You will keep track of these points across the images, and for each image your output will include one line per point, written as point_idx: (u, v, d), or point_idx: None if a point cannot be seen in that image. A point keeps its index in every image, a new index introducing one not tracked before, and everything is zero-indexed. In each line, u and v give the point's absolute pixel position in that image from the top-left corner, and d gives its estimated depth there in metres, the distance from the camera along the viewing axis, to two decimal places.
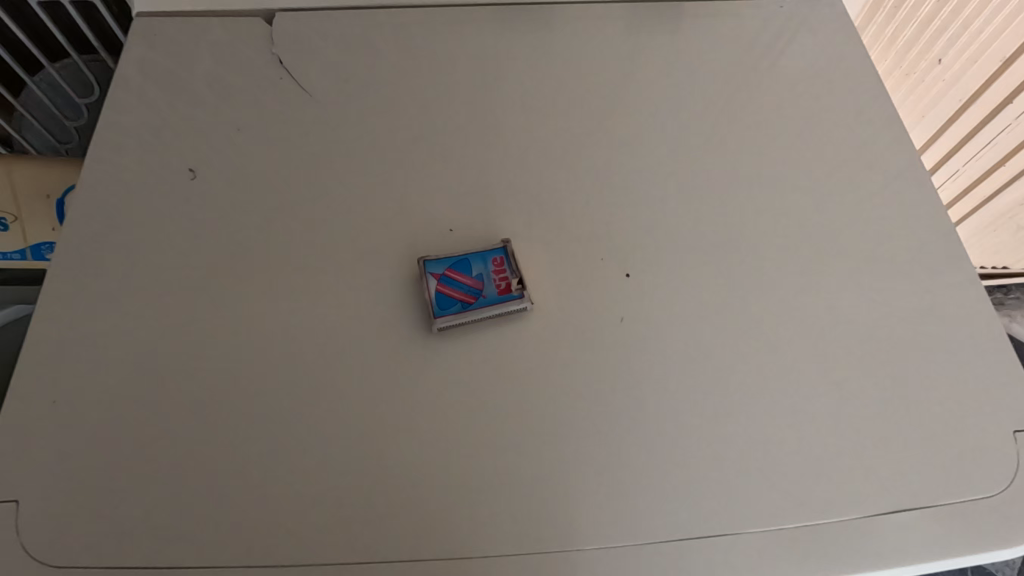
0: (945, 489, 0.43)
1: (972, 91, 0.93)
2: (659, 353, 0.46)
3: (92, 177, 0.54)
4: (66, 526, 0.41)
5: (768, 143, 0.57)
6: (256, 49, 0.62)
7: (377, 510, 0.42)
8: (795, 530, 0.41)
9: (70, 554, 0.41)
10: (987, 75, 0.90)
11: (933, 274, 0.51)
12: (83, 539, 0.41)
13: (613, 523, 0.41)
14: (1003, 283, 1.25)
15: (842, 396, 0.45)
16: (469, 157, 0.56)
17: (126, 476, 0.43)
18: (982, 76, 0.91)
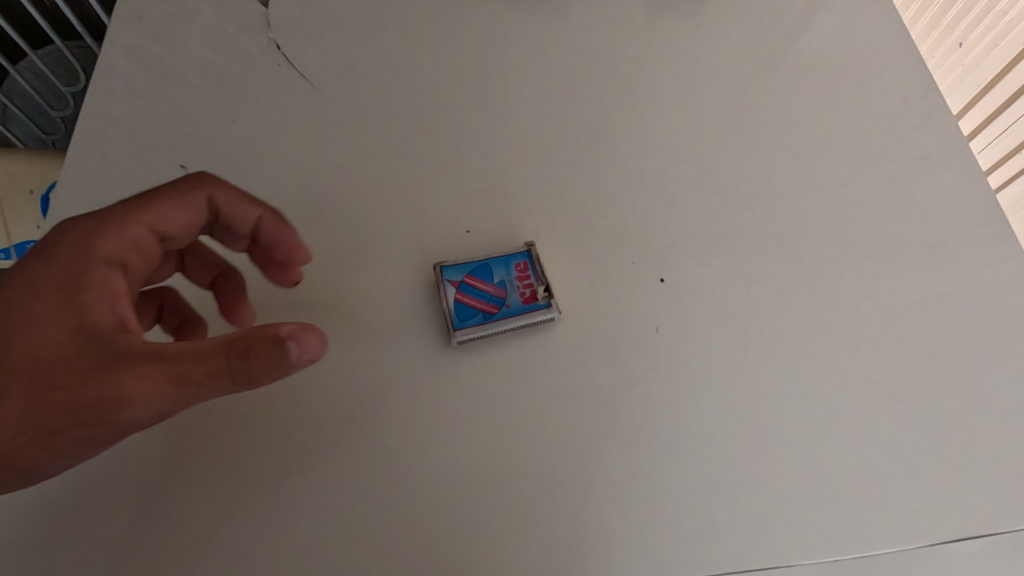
0: (1016, 513, 0.39)
1: (990, 76, 0.85)
2: (695, 364, 0.43)
3: (80, 174, 0.51)
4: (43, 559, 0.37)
5: (805, 133, 0.53)
6: (250, 34, 0.58)
7: (395, 539, 0.38)
8: (854, 562, 0.38)
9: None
10: (1005, 62, 0.83)
11: (996, 274, 0.46)
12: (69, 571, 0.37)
13: (655, 557, 0.37)
14: None
15: (899, 410, 0.41)
16: (484, 152, 0.52)
17: (118, 499, 0.39)
18: (1002, 60, 0.82)
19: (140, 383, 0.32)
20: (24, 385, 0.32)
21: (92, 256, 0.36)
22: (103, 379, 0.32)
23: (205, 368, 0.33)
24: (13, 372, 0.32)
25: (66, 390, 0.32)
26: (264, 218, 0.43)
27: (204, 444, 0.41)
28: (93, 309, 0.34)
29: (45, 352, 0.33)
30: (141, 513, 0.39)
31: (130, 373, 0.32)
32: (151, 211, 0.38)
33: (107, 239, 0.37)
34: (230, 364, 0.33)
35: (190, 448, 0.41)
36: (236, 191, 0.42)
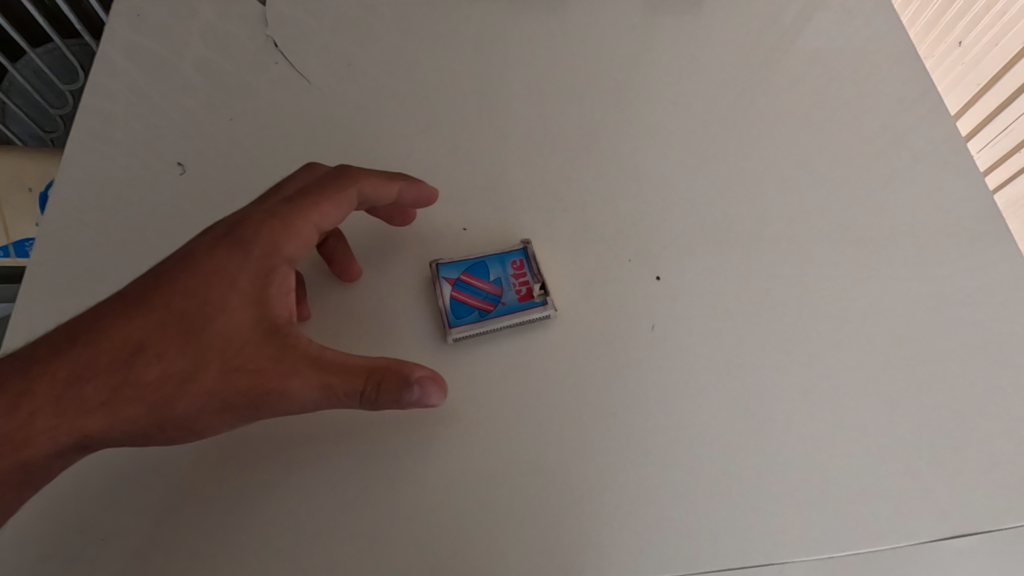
0: (1009, 511, 0.39)
1: (990, 75, 0.85)
2: (689, 361, 0.43)
3: (78, 171, 0.51)
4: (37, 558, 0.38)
5: (801, 131, 0.53)
6: (248, 32, 0.58)
7: (389, 535, 0.38)
8: (846, 559, 0.38)
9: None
10: (1005, 61, 0.82)
11: (990, 273, 0.46)
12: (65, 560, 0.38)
13: (647, 554, 0.38)
14: None
15: (893, 408, 0.41)
16: (481, 150, 0.52)
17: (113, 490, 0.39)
18: (1002, 59, 0.82)
19: (301, 388, 0.37)
20: (209, 367, 0.37)
21: (276, 258, 0.40)
22: (274, 379, 0.37)
23: (352, 385, 0.38)
24: (200, 354, 0.37)
25: (243, 380, 0.37)
26: (405, 191, 0.45)
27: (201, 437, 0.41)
28: (269, 308, 0.39)
29: (228, 341, 0.38)
30: (136, 511, 0.39)
31: (296, 378, 0.37)
32: (321, 214, 0.42)
33: (291, 241, 0.41)
34: (367, 390, 0.38)
35: (183, 446, 0.41)
36: (378, 176, 0.44)
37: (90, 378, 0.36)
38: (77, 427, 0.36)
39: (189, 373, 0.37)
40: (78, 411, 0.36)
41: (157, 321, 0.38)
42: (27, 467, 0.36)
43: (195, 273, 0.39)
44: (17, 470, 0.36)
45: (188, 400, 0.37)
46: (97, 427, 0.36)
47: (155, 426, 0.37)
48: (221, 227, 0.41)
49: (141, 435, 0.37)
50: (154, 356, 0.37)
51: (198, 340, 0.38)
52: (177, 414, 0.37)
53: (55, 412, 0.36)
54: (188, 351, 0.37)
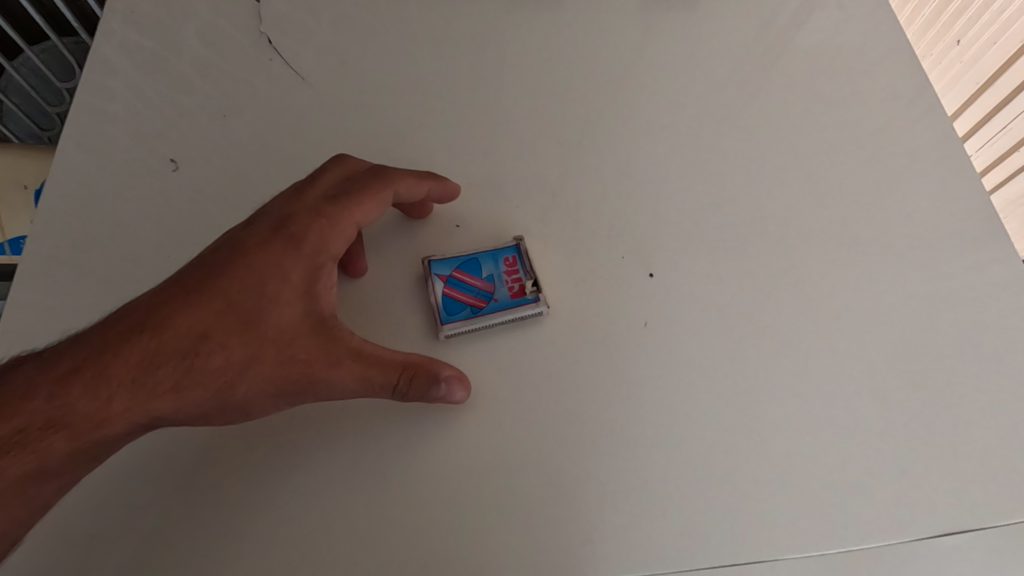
0: (1002, 507, 0.38)
1: (988, 74, 0.85)
2: (682, 358, 0.43)
3: (71, 168, 0.51)
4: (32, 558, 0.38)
5: (795, 128, 0.53)
6: (243, 29, 0.58)
7: (379, 531, 0.38)
8: (838, 556, 0.37)
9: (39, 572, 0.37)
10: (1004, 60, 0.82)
11: (984, 270, 0.46)
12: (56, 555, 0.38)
13: (638, 551, 0.37)
14: None
15: (886, 405, 0.41)
16: (475, 146, 0.52)
17: (106, 486, 0.40)
18: (999, 58, 0.82)
19: (346, 378, 0.39)
20: (266, 355, 0.38)
21: (324, 254, 0.41)
22: (324, 369, 0.38)
23: (389, 377, 0.39)
24: (257, 343, 0.38)
25: (295, 368, 0.38)
26: (433, 191, 0.46)
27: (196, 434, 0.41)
28: (317, 300, 0.40)
29: (281, 332, 0.39)
30: (128, 507, 0.39)
31: (341, 368, 0.39)
32: (362, 211, 0.43)
33: (336, 240, 0.42)
34: (401, 383, 0.39)
35: (182, 443, 0.41)
36: (410, 175, 0.45)
37: (156, 365, 0.37)
38: (148, 411, 0.37)
39: (248, 361, 0.38)
40: (149, 395, 0.37)
41: (215, 311, 0.39)
42: (101, 446, 0.37)
43: (250, 265, 0.40)
44: (93, 449, 0.37)
45: (247, 386, 0.38)
46: (166, 409, 0.37)
47: (216, 409, 0.38)
48: (271, 219, 0.42)
49: (203, 417, 0.38)
50: (216, 347, 0.38)
51: (254, 329, 0.39)
52: (238, 398, 0.38)
53: (128, 396, 0.37)
54: (246, 340, 0.38)
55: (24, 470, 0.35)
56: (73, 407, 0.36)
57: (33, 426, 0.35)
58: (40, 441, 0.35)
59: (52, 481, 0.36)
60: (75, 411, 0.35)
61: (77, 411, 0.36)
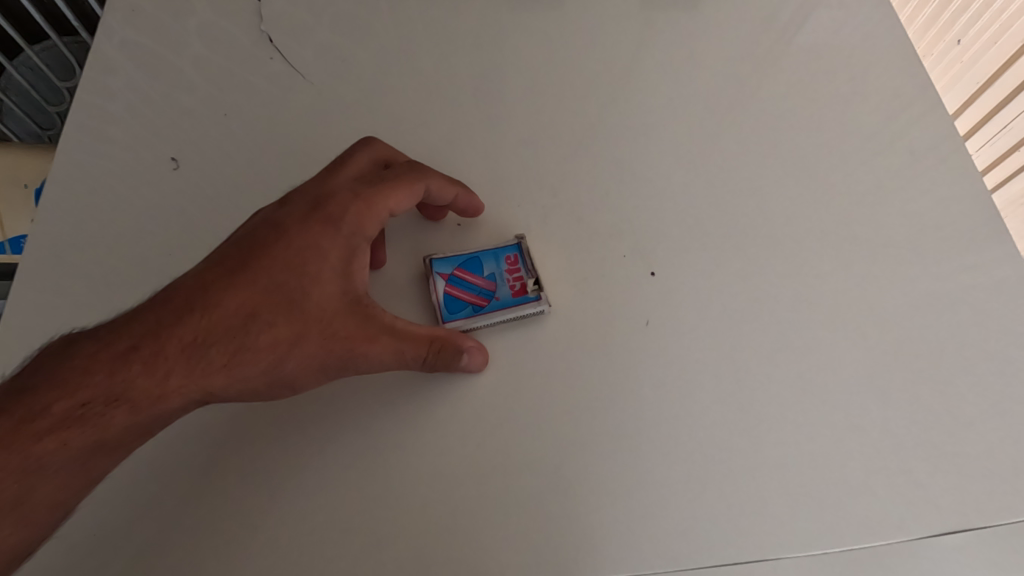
0: (1004, 506, 0.38)
1: (989, 74, 0.85)
2: (683, 356, 0.43)
3: (72, 166, 0.51)
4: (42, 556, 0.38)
5: (797, 127, 0.53)
6: (244, 29, 0.58)
7: (381, 530, 0.38)
8: (840, 556, 0.37)
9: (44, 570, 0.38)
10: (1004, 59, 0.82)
11: (985, 269, 0.46)
12: (60, 553, 0.38)
13: (639, 550, 0.37)
14: None
15: (888, 404, 0.41)
16: (476, 145, 0.52)
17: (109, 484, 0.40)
18: (1000, 58, 0.82)
19: (384, 353, 0.39)
20: (310, 331, 0.38)
21: (360, 234, 0.41)
22: (363, 343, 0.39)
23: (419, 351, 0.40)
24: (301, 320, 0.39)
25: (337, 345, 0.39)
26: (461, 197, 0.46)
27: (197, 430, 0.41)
28: (355, 279, 0.41)
29: (323, 310, 0.39)
30: (131, 504, 0.39)
31: (379, 343, 0.39)
32: (397, 199, 0.43)
33: (370, 220, 0.42)
34: (430, 355, 0.40)
35: (186, 438, 0.41)
36: (442, 177, 0.45)
37: (208, 342, 0.37)
38: (202, 387, 0.37)
39: (294, 338, 0.38)
40: (204, 371, 0.37)
41: (261, 289, 0.39)
42: (156, 421, 0.37)
43: (292, 245, 0.40)
44: (148, 425, 0.36)
45: (294, 362, 0.38)
46: (219, 384, 0.37)
47: (265, 385, 0.38)
48: (309, 198, 0.42)
49: (251, 393, 0.39)
50: (262, 324, 0.38)
51: (297, 307, 0.39)
52: (285, 373, 0.38)
53: (184, 372, 0.37)
54: (291, 317, 0.39)
55: (84, 443, 0.35)
56: (132, 382, 0.36)
57: (96, 401, 0.35)
58: (101, 415, 0.35)
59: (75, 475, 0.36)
60: (133, 385, 0.36)
61: (136, 386, 0.36)
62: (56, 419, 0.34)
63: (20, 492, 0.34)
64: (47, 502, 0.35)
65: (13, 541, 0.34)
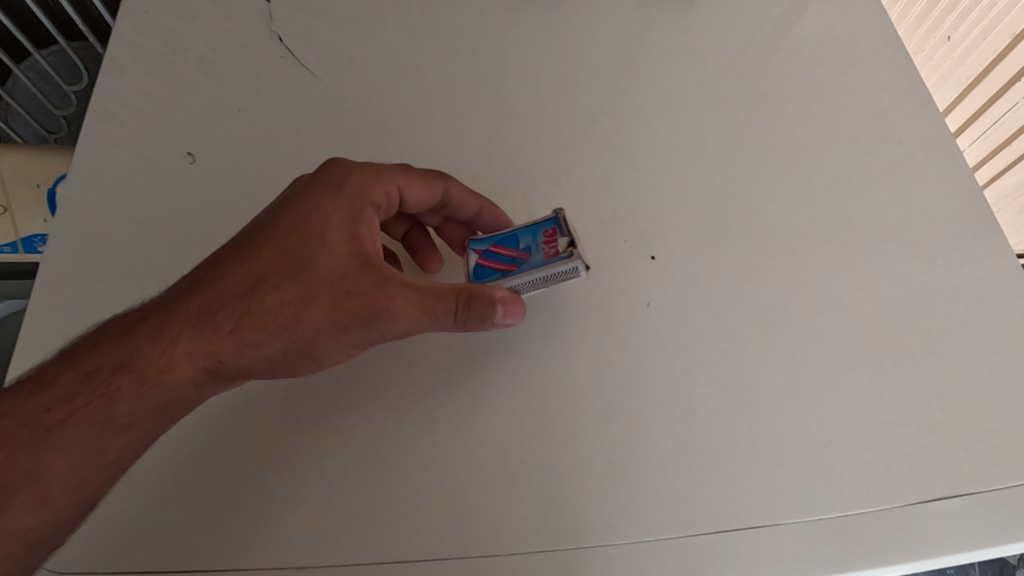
0: (993, 472, 0.40)
1: (980, 68, 0.86)
2: (681, 335, 0.45)
3: (90, 165, 0.53)
4: (70, 546, 0.40)
5: (789, 116, 0.55)
6: (253, 30, 0.60)
7: (397, 505, 0.40)
8: (834, 521, 0.39)
9: (76, 547, 0.40)
10: (994, 55, 0.83)
11: (972, 249, 0.47)
12: (92, 533, 0.40)
13: (643, 517, 0.39)
14: None
15: (879, 378, 0.43)
16: (481, 139, 0.54)
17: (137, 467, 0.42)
18: (992, 52, 0.83)
19: (405, 308, 0.40)
20: (320, 293, 0.40)
21: (362, 199, 0.43)
22: (380, 300, 0.40)
23: (448, 305, 0.40)
24: (310, 282, 0.40)
25: (355, 305, 0.40)
26: (485, 210, 0.48)
27: (220, 413, 0.43)
28: (363, 241, 0.42)
29: (331, 272, 0.40)
30: (156, 483, 0.41)
31: (399, 299, 0.40)
32: (408, 181, 0.45)
33: (375, 186, 0.44)
34: (460, 308, 0.40)
35: (207, 422, 0.43)
36: (465, 186, 0.47)
37: (215, 310, 0.39)
38: (210, 354, 0.39)
39: (303, 302, 0.40)
40: (210, 339, 0.39)
41: (267, 257, 0.40)
42: (164, 393, 0.38)
43: (297, 212, 0.41)
44: (152, 392, 0.38)
45: (305, 326, 0.40)
46: (227, 352, 0.39)
47: (280, 353, 0.40)
48: (311, 173, 0.44)
49: (266, 361, 0.40)
50: (269, 288, 0.40)
51: (305, 270, 0.40)
52: (297, 338, 0.40)
53: (190, 341, 0.39)
54: (301, 283, 0.40)
55: (90, 415, 0.37)
56: (139, 351, 0.38)
57: (104, 367, 0.38)
58: (108, 382, 0.38)
59: (102, 452, 0.37)
60: (141, 354, 0.38)
61: (144, 354, 0.38)
62: (66, 388, 0.37)
63: (31, 467, 0.36)
64: (60, 482, 0.37)
65: (29, 526, 0.36)
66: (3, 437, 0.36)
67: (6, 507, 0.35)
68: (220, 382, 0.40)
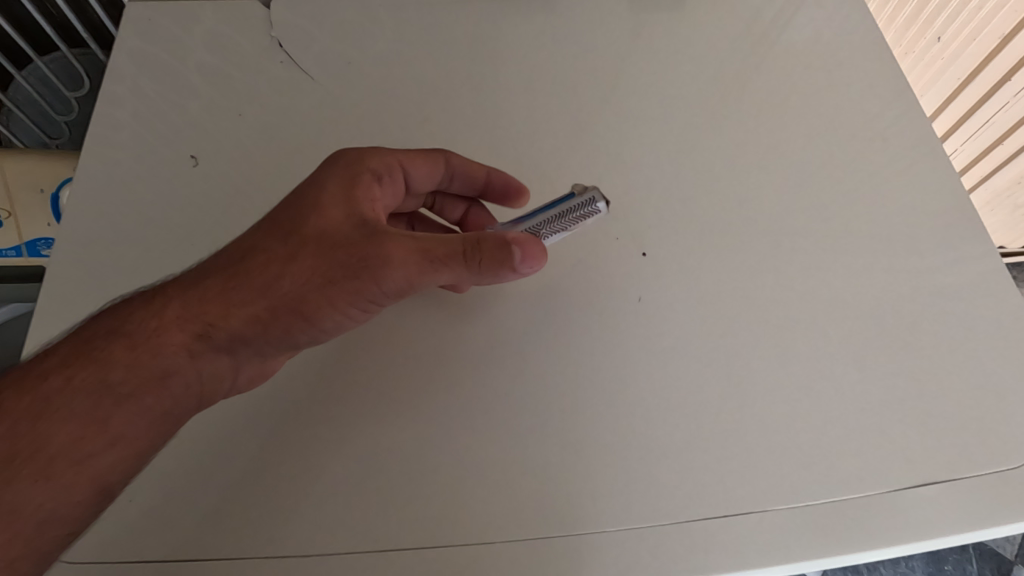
0: (972, 458, 0.41)
1: (970, 69, 0.87)
2: (673, 329, 0.46)
3: (97, 169, 0.55)
4: (85, 540, 0.41)
5: (778, 115, 0.56)
6: (252, 35, 0.61)
7: (400, 495, 0.41)
8: (821, 507, 0.40)
9: (90, 541, 0.41)
10: (983, 54, 0.84)
11: (953, 243, 0.49)
12: (107, 528, 0.41)
13: (637, 504, 0.40)
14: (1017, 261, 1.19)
15: (865, 369, 0.44)
16: (477, 140, 0.56)
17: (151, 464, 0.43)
18: (982, 52, 0.84)
19: (403, 255, 0.41)
20: (310, 251, 0.41)
21: (361, 166, 0.45)
22: (375, 250, 0.41)
23: (453, 248, 0.41)
24: (302, 241, 0.41)
25: (351, 258, 0.41)
26: (492, 174, 0.50)
27: (230, 409, 0.44)
28: (358, 204, 0.43)
29: (324, 231, 0.41)
30: (168, 478, 0.42)
31: (395, 248, 0.41)
32: (410, 157, 0.48)
33: (373, 157, 0.46)
34: (467, 249, 0.41)
35: (219, 417, 0.44)
36: (468, 157, 0.50)
37: (206, 279, 0.41)
38: (200, 317, 0.40)
39: (293, 261, 0.41)
40: (199, 304, 0.40)
41: (262, 228, 0.42)
42: (158, 360, 0.39)
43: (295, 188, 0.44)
44: (141, 355, 0.39)
45: (293, 281, 0.41)
46: (216, 315, 0.40)
47: (271, 312, 0.41)
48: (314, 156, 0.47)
49: (257, 322, 0.41)
50: (261, 252, 0.41)
51: (298, 231, 0.41)
52: (287, 295, 0.41)
53: (180, 307, 0.40)
54: (289, 242, 0.41)
55: (87, 382, 0.37)
56: (130, 318, 0.40)
57: (97, 335, 0.39)
58: (101, 347, 0.39)
59: (106, 430, 0.37)
60: (132, 320, 0.40)
61: (134, 320, 0.40)
62: (63, 356, 0.38)
63: (34, 438, 0.36)
64: (63, 453, 0.36)
65: (35, 501, 0.35)
66: (6, 408, 0.36)
67: (10, 480, 0.35)
68: (214, 350, 0.41)
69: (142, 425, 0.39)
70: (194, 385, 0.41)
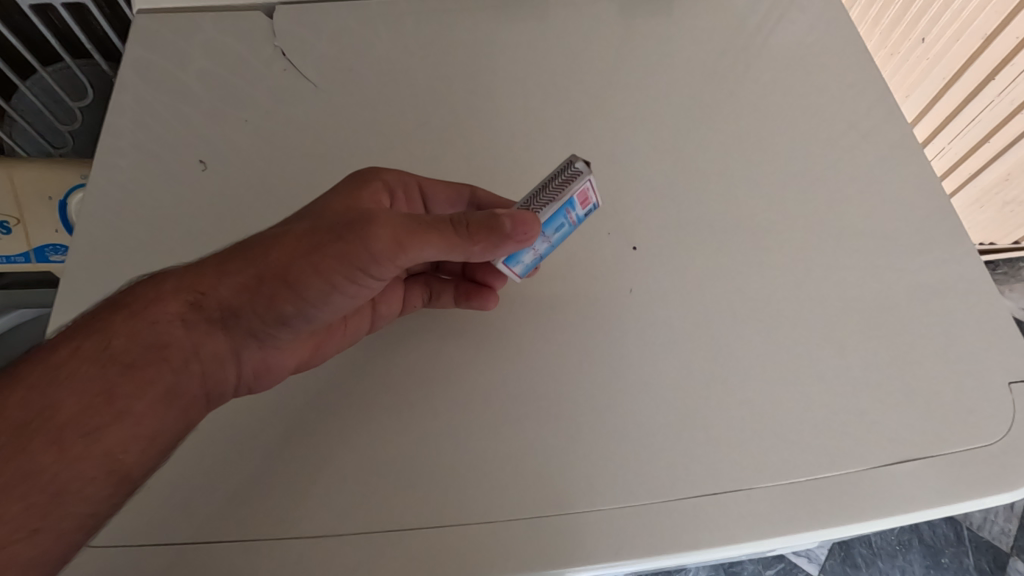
0: (947, 437, 0.44)
1: (954, 69, 0.89)
2: (664, 319, 0.48)
3: (108, 175, 0.57)
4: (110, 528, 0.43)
5: (762, 115, 0.59)
6: (255, 44, 0.64)
7: (405, 479, 0.43)
8: (806, 484, 0.42)
9: (113, 528, 0.43)
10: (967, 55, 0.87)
11: (928, 236, 0.51)
12: (129, 518, 0.43)
13: (630, 483, 0.42)
14: (1006, 258, 1.21)
15: (846, 354, 0.46)
16: (473, 143, 0.58)
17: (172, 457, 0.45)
18: (965, 53, 0.86)
19: (387, 218, 0.42)
20: (301, 225, 0.43)
21: (375, 176, 0.49)
22: (361, 218, 0.42)
23: (443, 224, 0.43)
24: (297, 221, 0.44)
25: (337, 226, 0.42)
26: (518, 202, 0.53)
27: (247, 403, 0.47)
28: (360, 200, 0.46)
29: (320, 213, 0.44)
30: (188, 468, 0.44)
31: (381, 215, 0.42)
32: (431, 180, 0.52)
33: (388, 172, 0.50)
34: (455, 219, 0.44)
35: (236, 410, 0.46)
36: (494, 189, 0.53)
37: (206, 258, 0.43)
38: (192, 286, 0.42)
39: (283, 233, 0.43)
40: (194, 276, 0.42)
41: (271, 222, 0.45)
42: (153, 328, 0.41)
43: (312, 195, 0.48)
44: (140, 324, 0.40)
45: (281, 249, 0.42)
46: (206, 283, 0.42)
47: (257, 279, 0.42)
48: None
49: (245, 290, 0.42)
50: (258, 234, 0.44)
51: (298, 216, 0.44)
52: (274, 263, 0.42)
53: (177, 279, 0.42)
54: (288, 223, 0.44)
55: (91, 350, 0.39)
56: (133, 292, 0.42)
57: (102, 307, 0.41)
58: (105, 318, 0.40)
59: (113, 404, 0.39)
60: (132, 291, 0.42)
61: (134, 292, 0.42)
62: (74, 326, 0.40)
63: (42, 404, 0.37)
64: (71, 425, 0.37)
65: (47, 472, 0.36)
66: (21, 377, 0.38)
67: (21, 451, 0.36)
68: (205, 320, 0.43)
69: (146, 399, 0.40)
70: (191, 358, 0.42)
